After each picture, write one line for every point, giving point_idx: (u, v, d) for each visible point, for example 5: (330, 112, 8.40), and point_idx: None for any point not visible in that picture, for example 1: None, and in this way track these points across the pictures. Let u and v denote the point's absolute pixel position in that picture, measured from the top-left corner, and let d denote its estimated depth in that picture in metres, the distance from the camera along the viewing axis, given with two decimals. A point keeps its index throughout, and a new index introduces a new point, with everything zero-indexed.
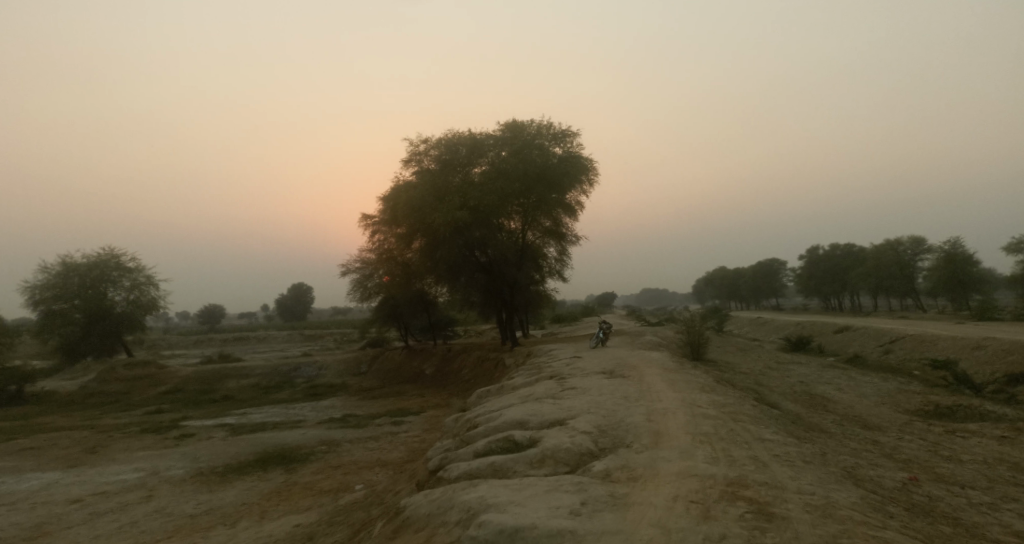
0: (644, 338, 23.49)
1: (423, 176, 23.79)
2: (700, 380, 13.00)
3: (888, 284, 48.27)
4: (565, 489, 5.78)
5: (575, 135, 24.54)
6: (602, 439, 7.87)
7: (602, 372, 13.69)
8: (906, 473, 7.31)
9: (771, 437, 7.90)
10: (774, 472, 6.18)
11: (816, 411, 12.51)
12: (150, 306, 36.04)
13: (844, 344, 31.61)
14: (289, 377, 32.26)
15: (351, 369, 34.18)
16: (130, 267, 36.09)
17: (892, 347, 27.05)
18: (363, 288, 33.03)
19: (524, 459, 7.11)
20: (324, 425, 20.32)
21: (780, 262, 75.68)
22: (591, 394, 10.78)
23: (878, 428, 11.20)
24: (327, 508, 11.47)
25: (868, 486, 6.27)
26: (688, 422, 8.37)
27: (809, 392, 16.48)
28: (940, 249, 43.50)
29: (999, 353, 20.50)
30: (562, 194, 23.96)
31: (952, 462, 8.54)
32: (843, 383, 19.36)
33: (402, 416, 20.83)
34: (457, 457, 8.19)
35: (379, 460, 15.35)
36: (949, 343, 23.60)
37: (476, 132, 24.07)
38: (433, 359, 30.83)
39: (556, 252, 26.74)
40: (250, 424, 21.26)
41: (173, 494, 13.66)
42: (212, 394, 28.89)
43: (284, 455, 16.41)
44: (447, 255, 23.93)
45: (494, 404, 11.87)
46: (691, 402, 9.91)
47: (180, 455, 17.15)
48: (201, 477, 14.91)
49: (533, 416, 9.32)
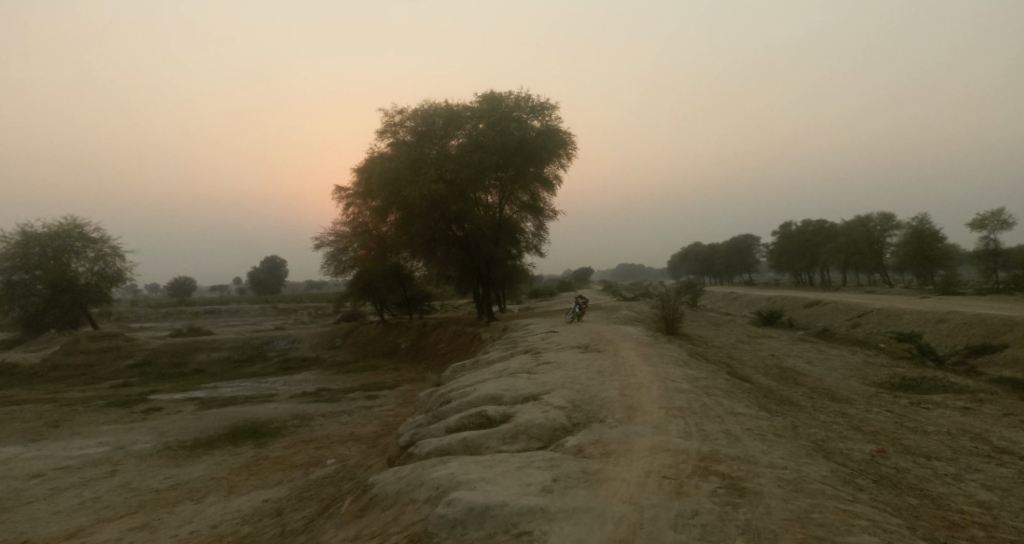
0: (619, 313, 23.56)
1: (398, 147, 23.31)
2: (675, 354, 13.07)
3: (857, 259, 49.23)
4: (536, 466, 5.70)
5: (553, 107, 24.21)
6: (576, 414, 7.80)
7: (577, 347, 13.67)
8: (874, 445, 7.39)
9: (744, 411, 7.92)
10: (746, 446, 6.17)
11: (786, 384, 12.65)
12: (116, 278, 35.14)
13: (814, 318, 32.19)
14: (261, 350, 31.85)
15: (325, 343, 33.87)
16: (94, 238, 35.04)
17: (860, 321, 27.60)
18: (337, 262, 32.59)
19: (496, 434, 7.02)
20: (297, 399, 20.09)
21: (754, 238, 76.71)
22: (566, 369, 10.73)
23: (846, 400, 11.37)
24: (298, 482, 11.31)
25: (838, 459, 6.30)
26: (661, 397, 8.35)
27: (780, 365, 16.72)
28: (908, 225, 44.39)
29: (962, 326, 21.03)
30: (540, 168, 23.66)
31: (917, 433, 8.70)
32: (812, 357, 19.70)
33: (376, 391, 20.71)
34: (429, 433, 8.06)
35: (352, 434, 15.25)
36: (914, 316, 24.15)
37: (453, 104, 23.61)
38: (408, 334, 30.67)
39: (533, 226, 26.53)
40: (221, 398, 20.93)
41: (138, 469, 13.37)
42: (182, 367, 28.42)
43: (254, 429, 16.18)
44: (423, 229, 23.55)
45: (468, 379, 11.76)
46: (665, 376, 9.91)
47: (147, 430, 16.79)
48: (168, 451, 14.64)
49: (506, 391, 9.22)
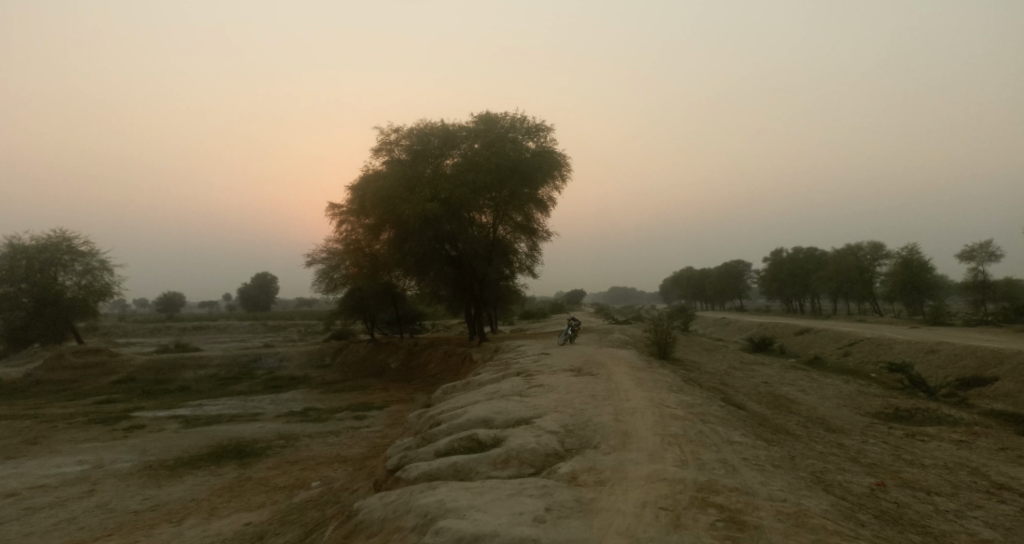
0: (612, 336, 23.40)
1: (393, 166, 23.28)
2: (668, 379, 12.92)
3: (847, 288, 49.32)
4: (529, 494, 5.51)
5: (549, 130, 24.30)
6: (569, 439, 7.62)
7: (570, 370, 13.47)
8: (872, 478, 7.24)
9: (740, 439, 7.77)
10: (744, 477, 6.01)
11: (780, 412, 12.50)
12: (103, 292, 34.68)
13: (805, 345, 32.14)
14: (249, 368, 31.40)
15: (314, 362, 33.46)
16: (83, 251, 34.65)
17: (851, 349, 27.52)
18: (329, 279, 32.34)
19: (486, 459, 6.82)
20: (283, 419, 19.71)
21: (745, 264, 76.90)
22: (559, 392, 10.55)
23: (841, 431, 11.22)
24: (281, 505, 10.99)
25: (837, 492, 6.15)
26: (656, 424, 8.18)
27: (773, 393, 16.57)
28: (898, 255, 44.51)
29: (953, 358, 20.99)
30: (534, 189, 23.67)
31: (915, 466, 8.55)
32: (805, 385, 19.59)
33: (365, 411, 20.38)
34: (418, 456, 7.84)
35: (339, 456, 14.93)
36: (904, 346, 24.11)
37: (448, 124, 23.66)
38: (398, 353, 30.35)
39: (527, 247, 26.48)
40: (206, 416, 20.52)
41: (117, 488, 12.99)
42: (167, 384, 27.92)
43: (239, 449, 15.81)
44: (416, 247, 23.38)
45: (459, 400, 11.54)
46: (659, 401, 9.75)
47: (128, 448, 16.38)
48: (149, 470, 14.26)
49: (498, 414, 9.02)
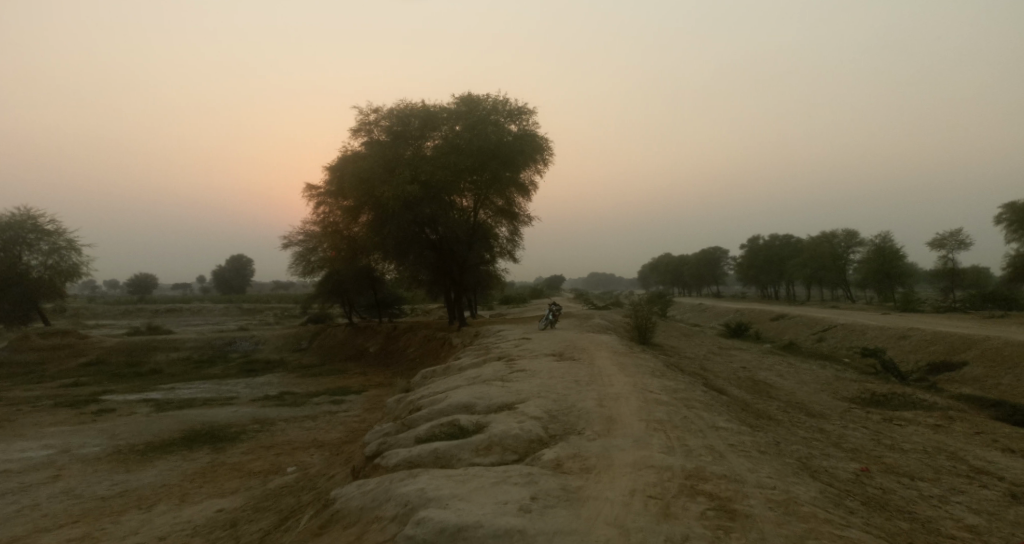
0: (591, 321, 23.36)
1: (372, 147, 22.76)
2: (650, 364, 12.86)
3: (821, 275, 50.07)
4: (514, 482, 5.33)
5: (531, 113, 23.96)
6: (553, 425, 7.46)
7: (551, 354, 13.34)
8: (857, 464, 7.22)
9: (725, 425, 7.69)
10: (731, 464, 5.91)
11: (760, 397, 12.53)
12: (71, 272, 33.71)
13: (780, 331, 32.46)
14: (223, 351, 30.82)
15: (290, 345, 32.99)
16: (49, 230, 33.57)
17: (825, 335, 27.86)
18: (306, 262, 31.80)
19: (468, 446, 6.65)
20: (258, 402, 19.34)
21: (722, 251, 77.55)
22: (540, 377, 10.39)
23: (821, 416, 11.27)
24: (255, 491, 10.71)
25: (824, 478, 6.09)
26: (640, 409, 8.07)
27: (752, 378, 16.64)
28: (871, 243, 45.28)
29: (923, 343, 21.33)
30: (516, 173, 23.34)
31: (895, 451, 8.58)
32: (782, 369, 19.76)
33: (343, 395, 20.10)
34: (397, 443, 7.63)
35: (315, 440, 14.66)
36: (877, 332, 24.44)
37: (429, 105, 23.19)
38: (377, 337, 30.01)
39: (508, 231, 26.22)
40: (178, 399, 20.05)
41: (85, 474, 12.58)
42: (139, 367, 27.27)
43: (212, 433, 15.45)
44: (395, 231, 22.96)
45: (439, 385, 11.33)
46: (643, 386, 9.64)
47: (97, 432, 15.90)
48: (119, 455, 13.85)
49: (479, 399, 8.83)
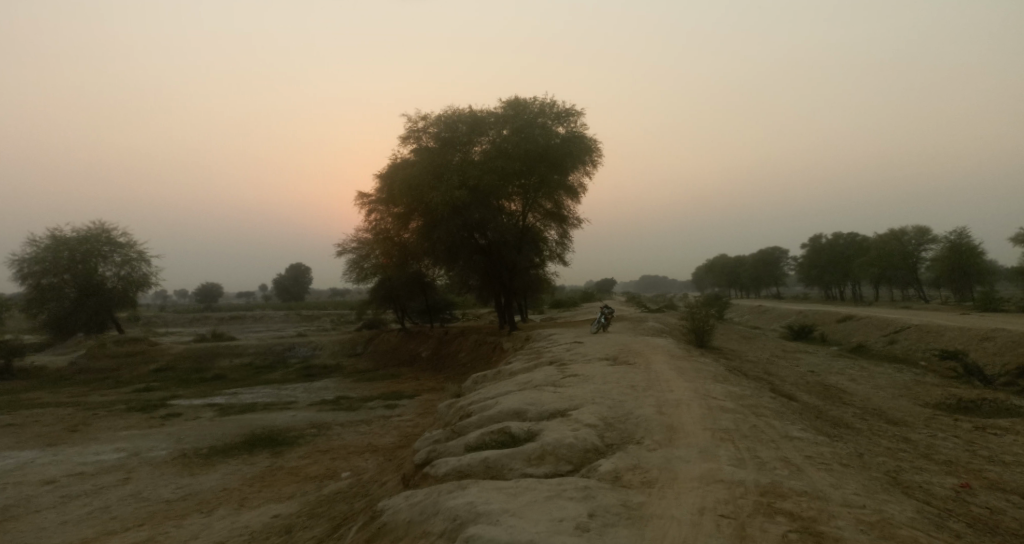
0: (645, 324, 22.59)
1: (421, 153, 22.76)
2: (712, 368, 12.19)
3: (890, 274, 47.38)
4: (569, 497, 4.92)
5: (579, 114, 23.51)
6: (609, 434, 7.00)
7: (605, 358, 12.85)
8: (955, 479, 6.44)
9: (800, 435, 7.04)
10: (812, 478, 5.31)
11: (833, 404, 11.65)
12: (142, 282, 35.24)
13: (847, 333, 30.73)
14: (283, 357, 31.52)
15: (346, 351, 33.49)
16: (122, 242, 35.21)
17: (897, 337, 26.14)
18: (360, 268, 32.22)
19: (520, 455, 6.28)
20: (315, 407, 19.55)
21: (782, 251, 74.68)
22: (595, 382, 9.93)
23: (904, 424, 10.36)
24: (310, 497, 10.62)
25: (919, 496, 5.42)
26: (705, 417, 7.50)
27: (821, 383, 15.64)
28: (945, 239, 42.51)
29: (1010, 345, 19.63)
30: (564, 175, 22.95)
31: (995, 464, 7.70)
32: (854, 374, 18.54)
33: (396, 400, 20.10)
34: (447, 451, 7.33)
35: (370, 445, 14.60)
36: (956, 334, 22.71)
37: (477, 109, 23.08)
38: (429, 342, 30.05)
39: (557, 235, 25.82)
40: (240, 404, 20.48)
41: (151, 477, 12.86)
42: (204, 373, 28.15)
43: (271, 437, 15.62)
44: (445, 236, 22.86)
45: (490, 390, 11.01)
46: (705, 392, 9.04)
47: (163, 436, 16.34)
48: (183, 459, 14.15)
49: (531, 405, 8.45)
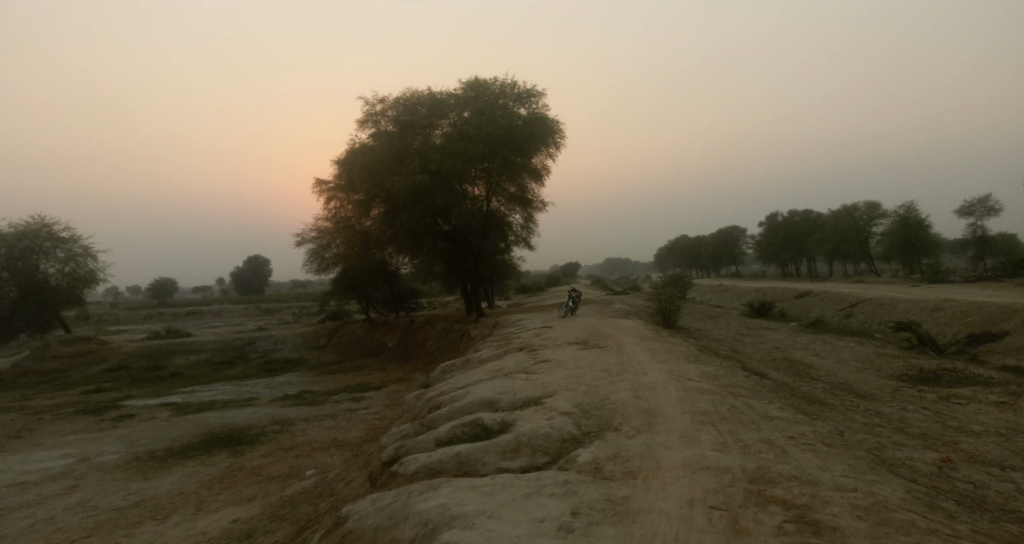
0: (612, 306, 22.48)
1: (379, 138, 22.04)
2: (682, 348, 12.07)
3: (843, 249, 48.59)
4: (549, 493, 4.60)
5: (540, 95, 23.06)
6: (586, 421, 6.72)
7: (575, 342, 12.60)
8: (936, 454, 6.37)
9: (780, 415, 6.89)
10: (798, 461, 5.11)
11: (802, 379, 11.67)
12: (88, 279, 33.55)
13: (805, 308, 31.27)
14: (242, 352, 30.52)
15: (308, 343, 32.62)
16: (65, 238, 33.40)
17: (852, 311, 26.66)
18: (320, 259, 31.36)
19: (494, 448, 5.95)
20: (277, 402, 18.87)
21: (740, 230, 75.84)
22: (567, 367, 9.65)
23: (872, 397, 10.41)
24: (273, 498, 10.11)
25: (906, 474, 5.29)
26: (682, 400, 7.28)
27: (787, 359, 15.75)
28: (894, 214, 43.71)
29: (959, 314, 20.17)
30: (527, 158, 22.54)
31: (967, 434, 7.72)
32: (818, 348, 18.81)
33: (362, 392, 19.57)
34: (416, 446, 6.93)
35: (336, 440, 14.10)
36: (909, 305, 23.25)
37: (436, 92, 22.44)
38: (395, 332, 29.48)
39: (522, 219, 25.41)
40: (198, 402, 19.62)
41: (102, 483, 12.12)
42: (159, 371, 27.01)
43: (231, 436, 14.96)
44: (408, 223, 22.25)
45: (459, 379, 10.64)
46: (680, 374, 8.85)
47: (115, 439, 15.49)
48: (136, 462, 13.41)
49: (503, 394, 8.09)
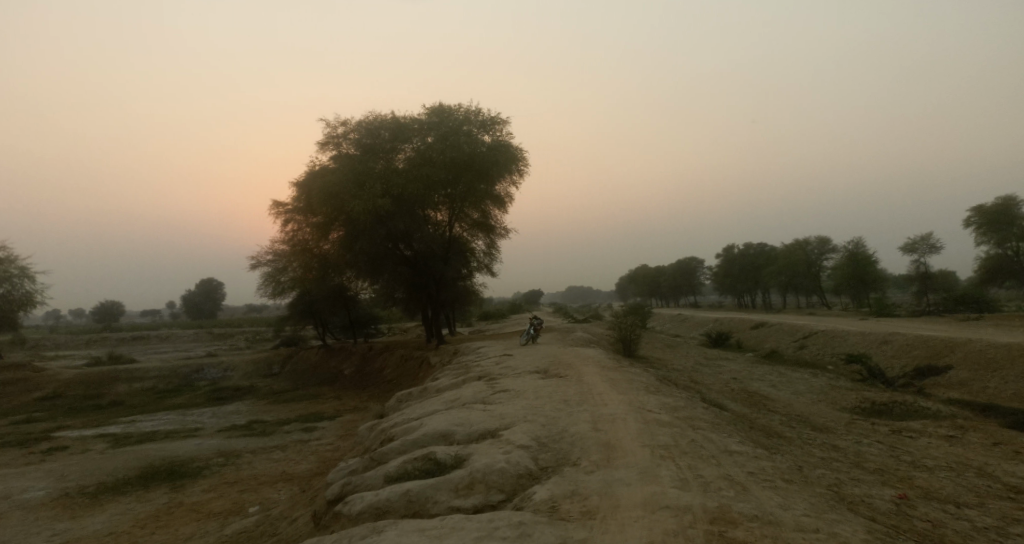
0: (573, 335, 22.35)
1: (341, 161, 21.67)
2: (642, 379, 11.95)
3: (795, 282, 49.96)
4: (501, 538, 4.32)
5: (504, 122, 23.11)
6: (544, 455, 6.47)
7: (535, 371, 12.35)
8: (893, 490, 6.33)
9: (740, 449, 6.77)
10: (759, 499, 4.97)
11: (759, 411, 11.67)
12: (25, 302, 31.73)
13: (761, 339, 31.78)
14: (190, 379, 29.19)
15: (261, 371, 31.45)
16: (1, 258, 31.59)
17: (806, 342, 27.20)
18: (276, 283, 30.45)
19: (447, 485, 5.64)
20: (224, 433, 17.96)
21: (698, 261, 77.22)
22: (526, 397, 9.39)
23: (828, 430, 10.44)
24: (211, 539, 9.45)
25: (866, 512, 5.21)
26: (642, 433, 7.10)
27: (745, 390, 15.80)
28: (844, 249, 45.34)
29: (906, 347, 20.74)
30: (490, 185, 22.47)
31: (921, 469, 7.76)
32: (774, 380, 18.99)
33: (315, 422, 18.83)
34: (364, 484, 6.54)
35: (284, 473, 13.42)
36: (858, 338, 23.83)
37: (400, 116, 22.26)
38: (352, 359, 28.68)
39: (484, 245, 25.23)
40: (138, 433, 18.53)
41: (23, 523, 11.18)
42: (98, 400, 25.53)
43: (171, 470, 14.10)
44: (368, 247, 21.83)
45: (414, 409, 10.25)
46: (639, 405, 8.69)
47: (43, 474, 14.42)
48: (64, 499, 12.46)
49: (458, 426, 7.79)
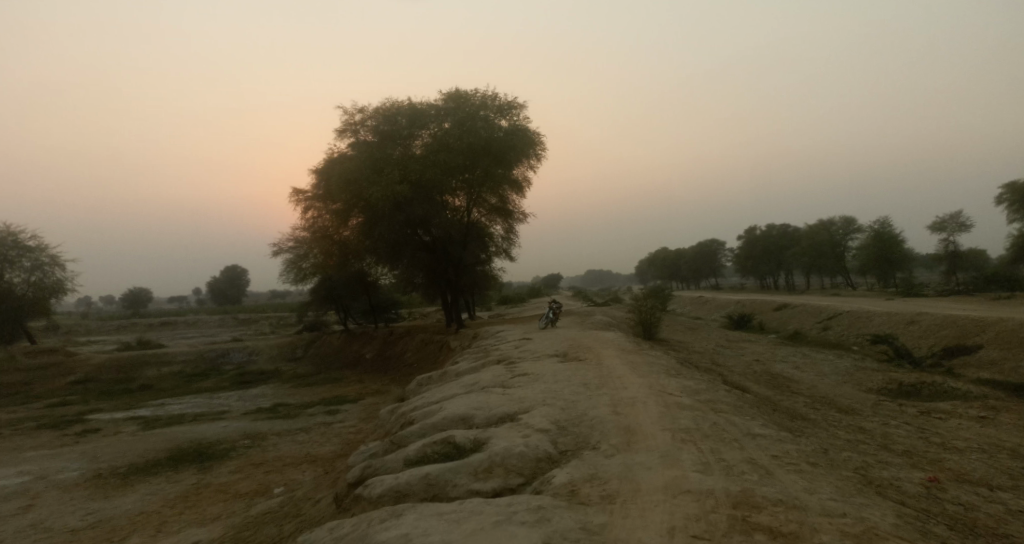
0: (592, 318, 22.22)
1: (359, 148, 21.66)
2: (663, 361, 11.83)
3: (819, 263, 49.04)
4: (520, 522, 4.28)
5: (522, 107, 22.86)
6: (563, 439, 6.42)
7: (555, 355, 12.29)
8: (923, 473, 6.17)
9: (764, 432, 6.64)
10: (784, 483, 4.86)
11: (783, 393, 11.49)
12: (55, 289, 32.46)
13: (784, 320, 31.35)
14: (216, 364, 29.71)
15: (284, 355, 31.88)
16: (31, 246, 32.30)
17: (830, 323, 26.77)
18: (297, 269, 30.73)
19: (466, 469, 5.62)
20: (249, 416, 18.25)
21: (719, 242, 76.31)
22: (545, 381, 9.34)
23: (854, 412, 10.24)
24: (238, 519, 9.61)
25: (895, 496, 5.08)
26: (662, 416, 7.01)
27: (768, 372, 15.58)
28: (869, 229, 44.19)
29: (934, 327, 20.26)
30: (508, 170, 22.31)
31: (952, 452, 7.55)
32: (798, 361, 18.72)
33: (338, 405, 19.04)
34: (384, 467, 6.55)
35: (308, 455, 13.60)
36: (884, 318, 23.35)
37: (416, 102, 22.14)
38: (373, 343, 28.93)
39: (502, 230, 25.14)
40: (166, 416, 18.91)
41: (58, 503, 11.49)
42: (128, 384, 26.10)
43: (199, 451, 14.37)
44: (387, 232, 21.88)
45: (434, 393, 10.28)
46: (660, 388, 8.58)
47: (76, 455, 14.80)
48: (97, 480, 12.78)
49: (478, 410, 7.76)
